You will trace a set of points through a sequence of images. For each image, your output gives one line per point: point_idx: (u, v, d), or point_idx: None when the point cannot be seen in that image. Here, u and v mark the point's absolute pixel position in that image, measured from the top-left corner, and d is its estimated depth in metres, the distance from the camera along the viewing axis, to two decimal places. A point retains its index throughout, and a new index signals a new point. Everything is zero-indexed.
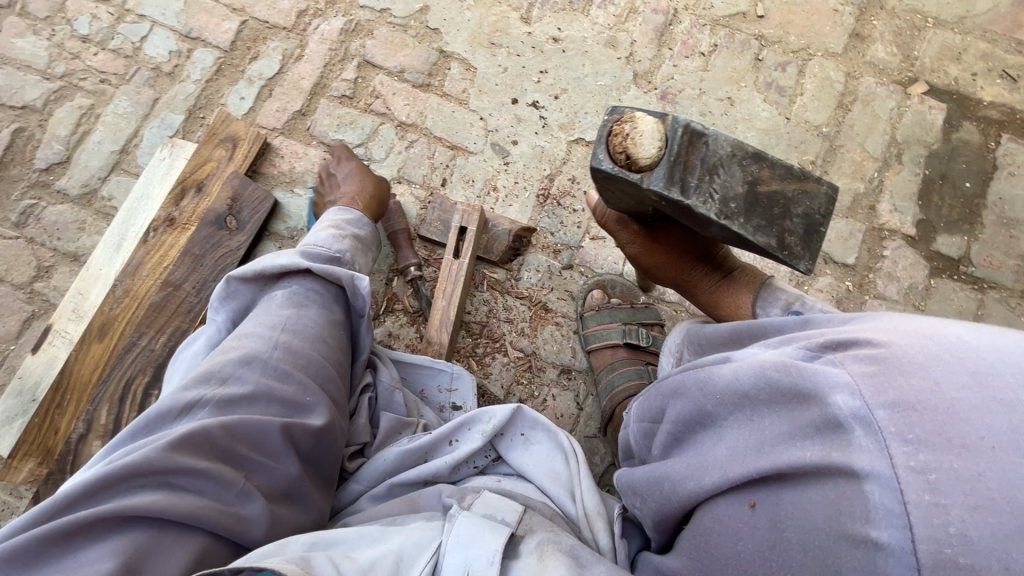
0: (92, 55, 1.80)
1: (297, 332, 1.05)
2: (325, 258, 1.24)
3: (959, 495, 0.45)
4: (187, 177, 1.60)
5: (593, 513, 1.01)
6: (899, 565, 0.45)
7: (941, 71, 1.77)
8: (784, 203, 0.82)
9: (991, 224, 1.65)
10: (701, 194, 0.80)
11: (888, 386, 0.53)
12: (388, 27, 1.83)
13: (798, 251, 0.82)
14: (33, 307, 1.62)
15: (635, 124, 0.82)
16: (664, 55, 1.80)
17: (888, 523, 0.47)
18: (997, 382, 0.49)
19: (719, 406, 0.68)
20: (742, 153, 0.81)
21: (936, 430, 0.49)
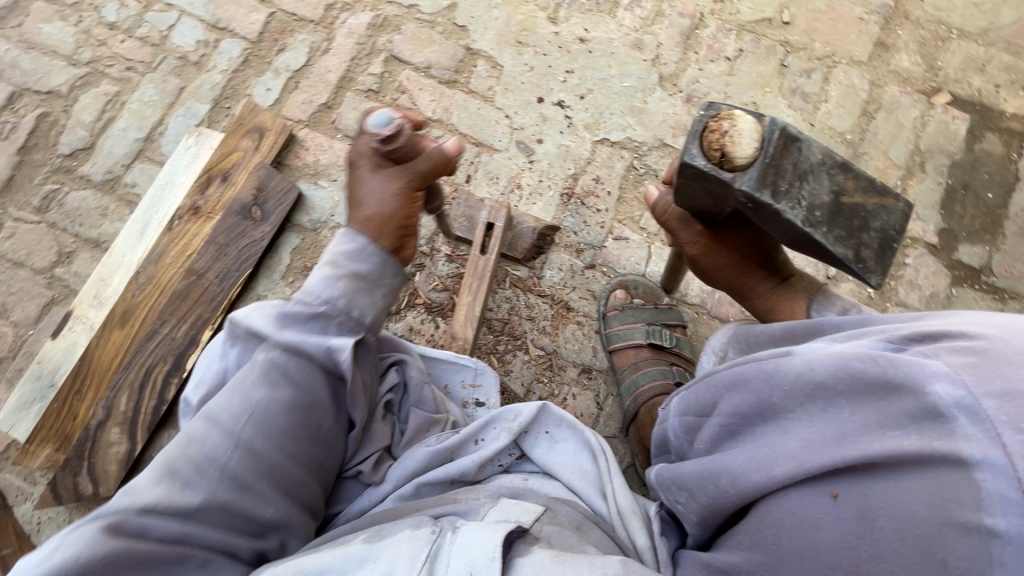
0: (119, 43, 1.80)
1: (264, 426, 0.88)
2: (309, 321, 0.95)
3: None
4: (213, 166, 1.60)
5: (627, 512, 0.98)
6: (1015, 552, 0.45)
7: (965, 82, 1.78)
8: (866, 217, 0.81)
9: (1013, 235, 1.65)
10: (791, 199, 0.79)
11: (991, 377, 0.52)
12: (415, 22, 1.83)
13: (872, 265, 0.81)
14: (52, 292, 1.61)
15: (736, 122, 0.80)
16: (689, 58, 1.81)
17: (1003, 509, 0.46)
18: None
19: (789, 399, 0.68)
20: (832, 162, 0.80)
21: None
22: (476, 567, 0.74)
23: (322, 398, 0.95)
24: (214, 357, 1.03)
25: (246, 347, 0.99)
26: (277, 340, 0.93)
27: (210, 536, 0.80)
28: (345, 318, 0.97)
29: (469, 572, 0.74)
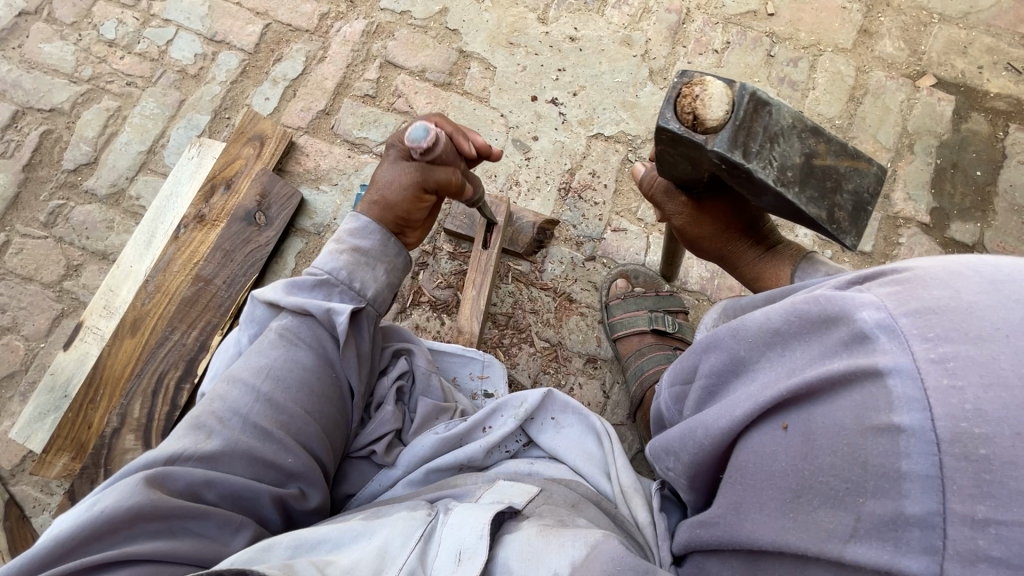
0: (118, 59, 1.83)
1: (280, 380, 0.94)
2: (314, 286, 1.06)
3: (974, 376, 0.43)
4: (216, 175, 1.63)
5: (630, 489, 0.96)
6: (919, 442, 0.43)
7: (948, 65, 1.82)
8: (836, 179, 0.83)
9: (1003, 211, 1.68)
10: (763, 160, 0.80)
11: (911, 297, 0.51)
12: (408, 28, 1.87)
13: (846, 226, 0.83)
14: (62, 305, 1.63)
15: (706, 86, 0.81)
16: (678, 52, 1.85)
17: (909, 406, 0.44)
18: (1017, 288, 0.46)
19: (747, 347, 0.64)
20: (802, 126, 0.82)
21: (953, 327, 0.46)
22: (465, 546, 0.73)
23: (333, 357, 1.03)
24: (230, 347, 1.11)
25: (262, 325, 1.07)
26: (285, 307, 1.04)
27: (234, 481, 0.82)
28: (345, 288, 1.08)
29: (458, 550, 0.73)
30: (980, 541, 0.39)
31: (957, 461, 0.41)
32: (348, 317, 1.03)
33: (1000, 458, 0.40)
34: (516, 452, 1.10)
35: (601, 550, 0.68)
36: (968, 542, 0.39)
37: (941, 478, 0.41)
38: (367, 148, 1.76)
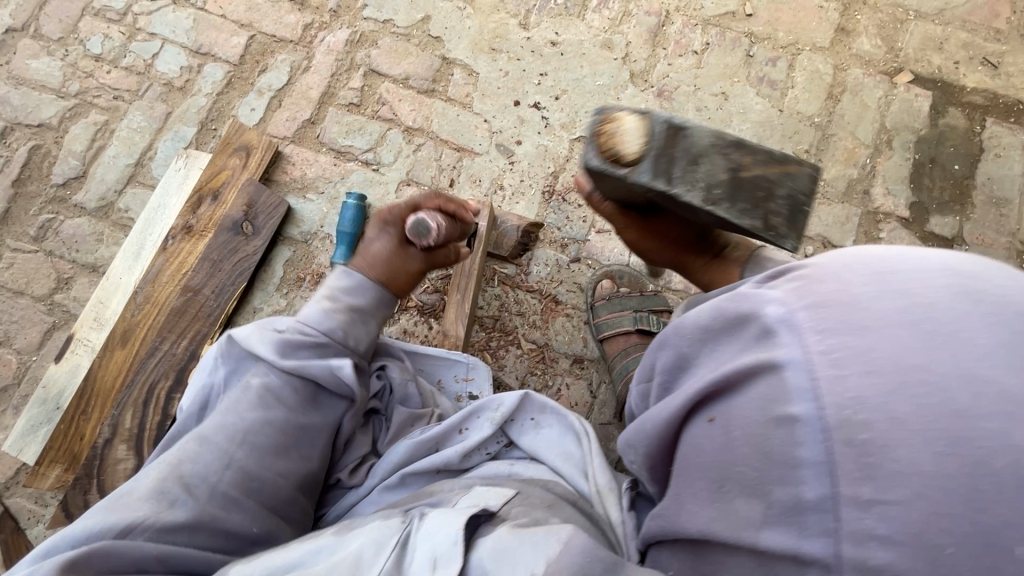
0: (105, 73, 1.85)
1: (255, 446, 0.96)
2: (310, 347, 1.09)
3: (857, 365, 0.49)
4: (203, 186, 1.65)
5: (605, 490, 0.98)
6: (811, 431, 0.49)
7: (925, 60, 1.84)
8: (766, 188, 0.88)
9: (981, 204, 1.71)
10: (685, 182, 0.89)
11: (808, 291, 0.56)
12: (392, 36, 1.90)
13: (783, 230, 0.87)
14: (53, 318, 1.65)
15: (621, 124, 0.95)
16: (658, 54, 1.87)
17: (801, 397, 0.50)
18: (894, 279, 0.53)
19: (689, 342, 0.66)
20: (722, 143, 0.89)
21: (841, 317, 0.52)
22: (439, 553, 0.75)
23: (311, 411, 1.06)
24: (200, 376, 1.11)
25: (238, 365, 1.07)
26: (280, 366, 1.04)
27: (190, 554, 0.83)
28: (341, 345, 1.12)
29: (432, 557, 0.75)
30: (866, 520, 0.45)
31: (841, 447, 0.47)
32: (349, 373, 1.08)
33: (878, 443, 0.45)
34: (496, 454, 1.12)
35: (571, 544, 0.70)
36: (856, 521, 0.45)
37: (830, 464, 0.47)
38: (352, 156, 1.78)
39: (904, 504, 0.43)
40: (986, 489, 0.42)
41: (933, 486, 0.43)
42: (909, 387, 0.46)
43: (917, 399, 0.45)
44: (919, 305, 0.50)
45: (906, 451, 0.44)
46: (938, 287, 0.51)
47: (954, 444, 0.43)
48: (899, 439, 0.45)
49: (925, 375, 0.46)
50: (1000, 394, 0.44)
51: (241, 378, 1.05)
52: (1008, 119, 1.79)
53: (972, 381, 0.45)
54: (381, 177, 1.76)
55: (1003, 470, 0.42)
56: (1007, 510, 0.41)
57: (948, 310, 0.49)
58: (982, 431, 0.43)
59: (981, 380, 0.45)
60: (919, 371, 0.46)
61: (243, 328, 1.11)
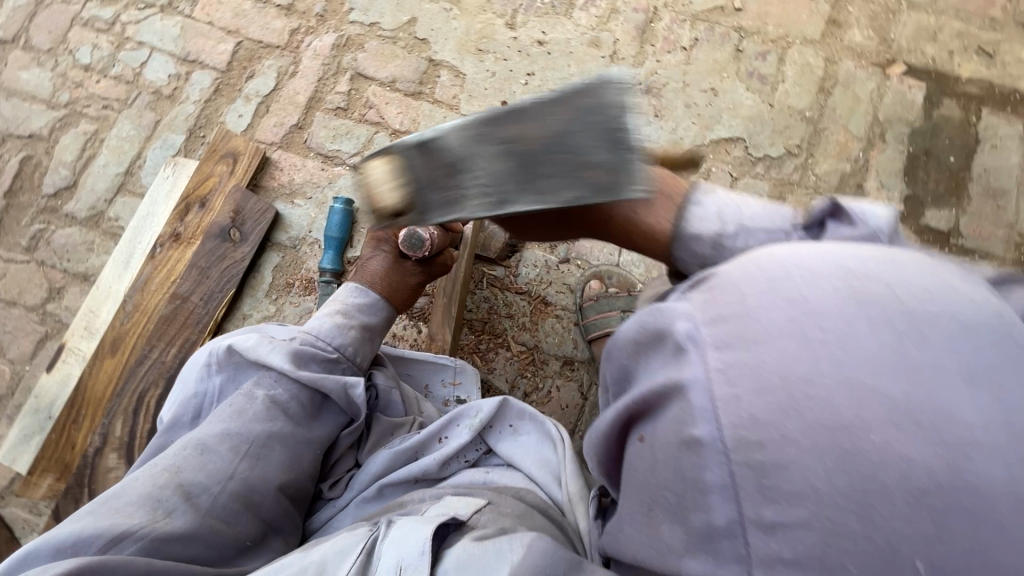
0: (94, 83, 1.86)
1: (259, 459, 0.99)
2: (322, 363, 1.16)
3: (748, 382, 0.48)
4: (190, 194, 1.65)
5: (575, 497, 0.99)
6: (713, 454, 0.48)
7: (918, 51, 1.81)
8: (564, 143, 0.72)
9: (978, 195, 1.68)
10: (472, 195, 0.74)
11: (713, 302, 0.54)
12: (378, 39, 1.89)
13: (629, 178, 0.70)
14: (46, 328, 1.66)
15: (369, 173, 0.81)
16: (646, 51, 1.85)
17: (702, 419, 0.49)
18: (788, 285, 0.52)
19: (627, 356, 0.61)
20: (473, 126, 0.72)
21: (738, 332, 0.51)
22: (406, 562, 0.76)
23: (308, 421, 1.10)
24: (190, 386, 1.13)
25: (239, 376, 1.12)
26: (298, 377, 1.10)
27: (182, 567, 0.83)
28: (349, 363, 1.20)
29: (399, 565, 0.75)
30: (772, 544, 0.44)
31: (741, 469, 0.46)
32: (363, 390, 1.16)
33: (772, 463, 0.45)
34: (475, 462, 1.13)
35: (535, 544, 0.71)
36: (764, 547, 0.45)
37: (733, 486, 0.46)
38: (340, 161, 1.78)
39: (805, 525, 0.43)
40: (876, 502, 0.42)
41: (827, 506, 0.42)
42: (797, 400, 0.46)
43: (807, 415, 0.45)
44: (807, 312, 0.50)
45: (801, 470, 0.44)
46: (830, 294, 0.51)
47: (843, 459, 0.43)
48: (792, 457, 0.44)
49: (811, 387, 0.46)
50: (886, 402, 0.44)
51: (246, 388, 1.08)
52: (1005, 109, 1.75)
53: (856, 390, 0.45)
54: None
55: (890, 483, 0.42)
56: (899, 524, 0.41)
57: (836, 315, 0.49)
58: (871, 443, 0.43)
59: (865, 388, 0.44)
60: (805, 383, 0.46)
61: (247, 338, 1.13)
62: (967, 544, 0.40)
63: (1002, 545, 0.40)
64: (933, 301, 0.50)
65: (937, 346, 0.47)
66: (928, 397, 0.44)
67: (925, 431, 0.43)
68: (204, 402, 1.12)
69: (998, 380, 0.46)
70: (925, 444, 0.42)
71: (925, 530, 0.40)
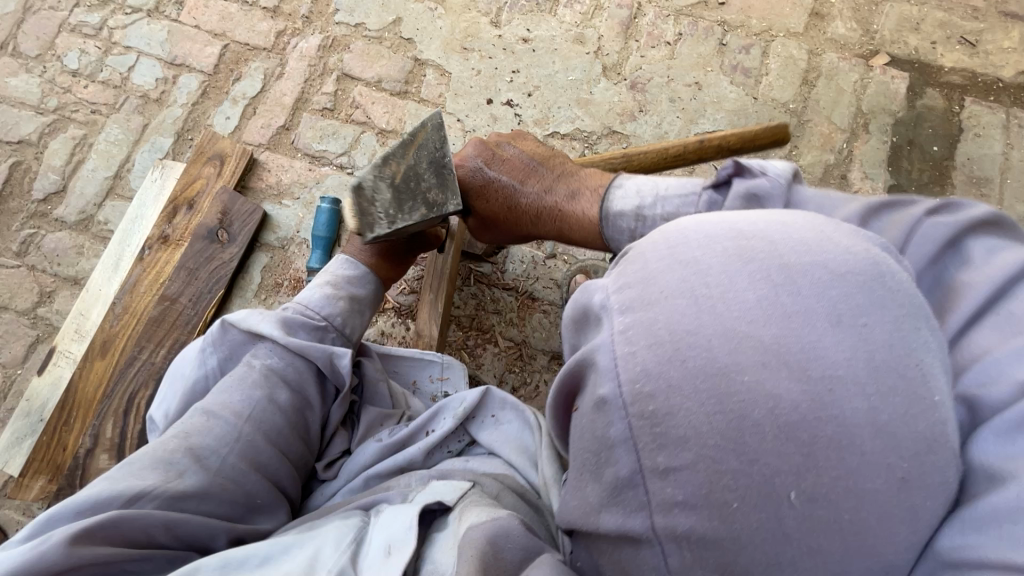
0: (82, 88, 1.87)
1: (262, 425, 1.01)
2: (311, 330, 1.18)
3: (643, 340, 0.52)
4: (178, 196, 1.66)
5: (550, 481, 1.02)
6: (616, 410, 0.53)
7: (901, 42, 1.82)
8: (407, 177, 1.10)
9: (962, 184, 1.69)
10: (370, 219, 1.06)
11: (624, 273, 0.58)
12: (364, 40, 1.90)
13: (440, 198, 1.12)
14: (37, 331, 1.67)
15: None
16: (630, 47, 1.86)
17: (607, 378, 0.54)
18: (685, 250, 0.55)
19: (571, 333, 0.65)
20: (382, 169, 1.07)
21: (640, 296, 0.54)
22: (394, 541, 0.82)
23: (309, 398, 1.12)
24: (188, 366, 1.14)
25: (235, 351, 1.14)
26: (285, 343, 1.12)
27: (193, 523, 0.83)
28: (338, 333, 1.22)
29: (388, 544, 0.82)
30: (668, 488, 0.50)
31: (638, 421, 0.51)
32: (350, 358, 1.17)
33: (662, 412, 0.50)
34: (459, 452, 1.15)
35: (496, 523, 0.80)
36: (661, 491, 0.50)
37: (633, 439, 0.51)
38: (327, 160, 1.79)
39: (690, 468, 0.48)
40: (749, 439, 0.46)
41: (710, 447, 0.47)
42: (682, 351, 0.49)
43: (689, 363, 0.49)
44: (696, 271, 0.53)
45: (685, 416, 0.49)
46: (717, 253, 0.54)
47: (721, 403, 0.48)
48: (677, 405, 0.49)
49: (695, 338, 0.49)
50: (757, 347, 0.48)
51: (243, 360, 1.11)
52: (988, 98, 1.76)
53: (734, 338, 0.48)
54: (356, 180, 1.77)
55: (761, 420, 0.46)
56: (773, 460, 0.46)
57: (720, 271, 0.52)
58: (742, 385, 0.47)
59: (741, 337, 0.48)
60: (689, 336, 0.50)
61: (238, 312, 1.16)
62: (835, 471, 0.45)
63: (864, 472, 0.45)
64: (808, 251, 0.53)
65: (808, 293, 0.50)
66: (795, 341, 0.47)
67: (793, 371, 0.46)
68: (206, 382, 1.12)
69: (867, 323, 0.49)
70: (791, 381, 0.46)
71: (794, 462, 0.45)
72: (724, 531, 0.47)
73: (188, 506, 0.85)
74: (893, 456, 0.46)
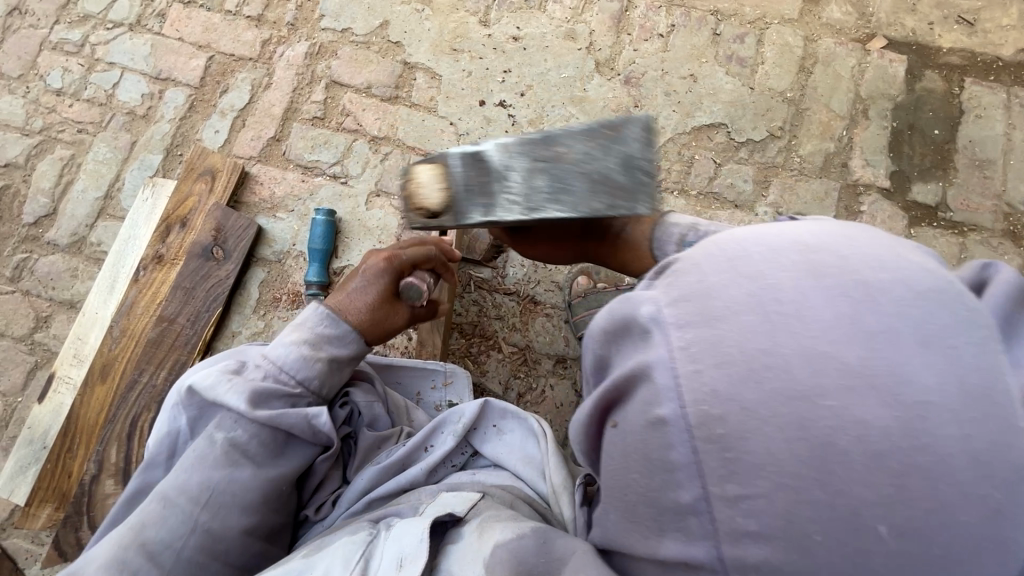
0: (67, 108, 1.84)
1: (227, 501, 0.93)
2: (283, 399, 1.00)
3: (709, 357, 0.49)
4: (170, 215, 1.63)
5: (559, 488, 1.04)
6: (678, 432, 0.50)
7: (898, 24, 1.79)
8: (588, 171, 0.92)
9: (965, 167, 1.66)
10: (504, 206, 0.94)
11: (673, 284, 0.56)
12: (351, 45, 1.86)
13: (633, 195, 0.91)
14: (35, 357, 1.66)
15: (416, 179, 0.98)
16: (623, 40, 1.82)
17: (667, 399, 0.51)
18: (746, 262, 0.54)
19: (592, 344, 0.63)
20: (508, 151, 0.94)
21: (698, 310, 0.52)
22: (406, 554, 0.81)
23: (282, 463, 1.01)
24: (161, 418, 1.02)
25: (206, 413, 0.99)
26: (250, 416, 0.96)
27: None
28: (312, 397, 1.03)
29: (399, 558, 0.81)
30: (738, 518, 0.48)
31: (704, 445, 0.49)
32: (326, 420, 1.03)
33: (733, 436, 0.47)
34: (464, 465, 1.15)
35: (522, 544, 0.77)
36: (731, 520, 0.48)
37: (698, 464, 0.49)
38: (320, 171, 1.77)
39: (765, 497, 0.46)
40: (835, 469, 0.44)
41: (790, 476, 0.45)
42: (757, 372, 0.48)
43: (766, 385, 0.47)
44: (765, 288, 0.51)
45: (761, 442, 0.47)
46: (786, 267, 0.52)
47: (803, 430, 0.46)
48: (751, 430, 0.47)
49: (772, 358, 0.48)
50: (841, 368, 0.46)
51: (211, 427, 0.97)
52: (987, 78, 1.73)
53: (817, 358, 0.46)
54: (350, 190, 1.74)
55: (850, 448, 0.44)
56: (860, 490, 0.44)
57: (794, 288, 0.50)
58: (828, 409, 0.45)
59: (824, 357, 0.46)
60: (765, 356, 0.48)
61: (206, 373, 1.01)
62: (926, 504, 0.43)
63: (958, 502, 0.44)
64: (885, 267, 0.51)
65: (891, 309, 0.48)
66: (888, 363, 0.45)
67: (882, 395, 0.45)
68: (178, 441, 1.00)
69: (954, 345, 0.47)
70: (879, 406, 0.44)
71: (884, 492, 0.44)
72: (802, 565, 0.45)
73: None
74: (988, 486, 0.44)
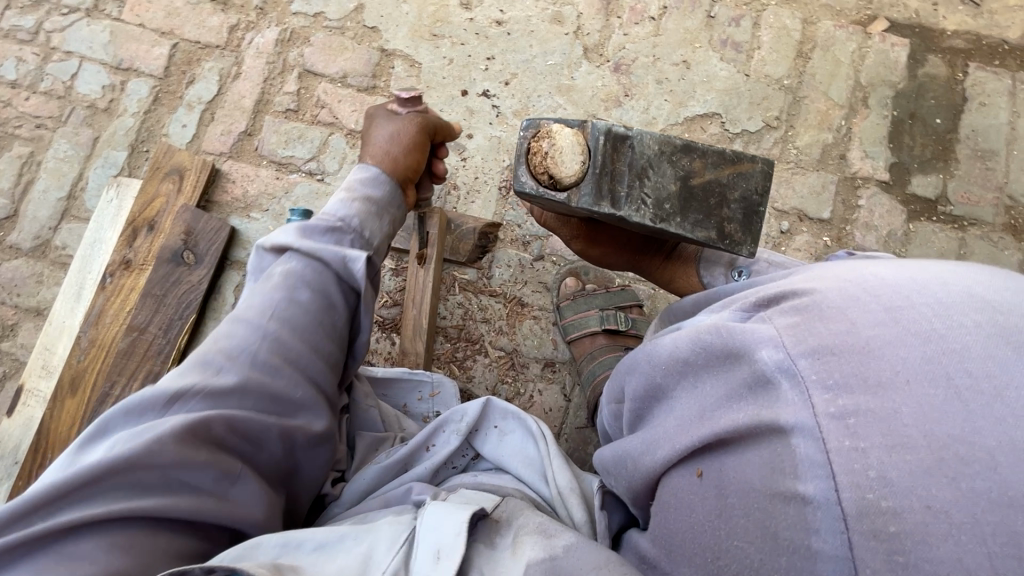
0: (24, 100, 1.73)
1: (289, 323, 0.88)
2: (327, 232, 1.00)
3: (878, 436, 0.46)
4: (137, 217, 1.56)
5: (567, 491, 1.01)
6: (826, 516, 0.46)
7: (901, 5, 1.70)
8: (716, 195, 0.98)
9: (967, 158, 1.61)
10: (637, 203, 0.94)
11: (808, 335, 0.55)
12: (324, 31, 1.76)
13: (739, 238, 0.99)
14: (3, 368, 1.59)
15: (556, 142, 0.92)
16: (612, 24, 1.73)
17: (812, 474, 0.47)
18: (913, 319, 0.52)
19: (665, 373, 0.69)
20: (670, 150, 0.97)
21: (854, 373, 0.50)
22: (444, 545, 0.72)
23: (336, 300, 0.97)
24: None
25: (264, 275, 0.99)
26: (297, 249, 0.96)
27: (248, 417, 0.77)
28: (357, 236, 1.03)
29: (437, 548, 0.71)
30: None
31: (866, 538, 0.43)
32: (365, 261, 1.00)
33: (912, 538, 0.42)
34: (465, 467, 1.13)
35: (555, 565, 0.71)
36: None
37: (855, 561, 0.44)
38: (295, 167, 1.68)
39: None
40: None
41: None
42: (950, 465, 0.43)
43: (963, 483, 0.42)
44: (951, 355, 0.48)
45: (952, 546, 0.40)
46: (972, 331, 0.50)
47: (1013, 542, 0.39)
48: (941, 532, 0.41)
49: (969, 449, 0.43)
50: None
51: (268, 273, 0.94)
52: (993, 62, 1.66)
53: None
54: (328, 188, 1.66)
55: None
56: None
57: (983, 358, 0.47)
58: None
59: None
60: (959, 445, 0.44)
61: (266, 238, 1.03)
62: None
63: None
64: None
65: None
66: None
67: None
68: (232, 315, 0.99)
69: None
70: None
71: None
72: None
73: (210, 417, 0.73)
74: None
